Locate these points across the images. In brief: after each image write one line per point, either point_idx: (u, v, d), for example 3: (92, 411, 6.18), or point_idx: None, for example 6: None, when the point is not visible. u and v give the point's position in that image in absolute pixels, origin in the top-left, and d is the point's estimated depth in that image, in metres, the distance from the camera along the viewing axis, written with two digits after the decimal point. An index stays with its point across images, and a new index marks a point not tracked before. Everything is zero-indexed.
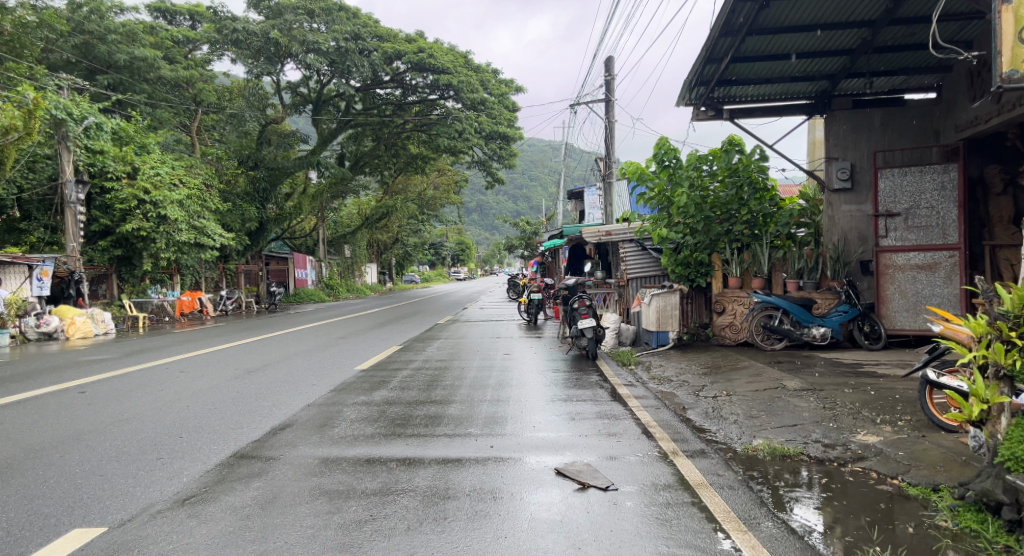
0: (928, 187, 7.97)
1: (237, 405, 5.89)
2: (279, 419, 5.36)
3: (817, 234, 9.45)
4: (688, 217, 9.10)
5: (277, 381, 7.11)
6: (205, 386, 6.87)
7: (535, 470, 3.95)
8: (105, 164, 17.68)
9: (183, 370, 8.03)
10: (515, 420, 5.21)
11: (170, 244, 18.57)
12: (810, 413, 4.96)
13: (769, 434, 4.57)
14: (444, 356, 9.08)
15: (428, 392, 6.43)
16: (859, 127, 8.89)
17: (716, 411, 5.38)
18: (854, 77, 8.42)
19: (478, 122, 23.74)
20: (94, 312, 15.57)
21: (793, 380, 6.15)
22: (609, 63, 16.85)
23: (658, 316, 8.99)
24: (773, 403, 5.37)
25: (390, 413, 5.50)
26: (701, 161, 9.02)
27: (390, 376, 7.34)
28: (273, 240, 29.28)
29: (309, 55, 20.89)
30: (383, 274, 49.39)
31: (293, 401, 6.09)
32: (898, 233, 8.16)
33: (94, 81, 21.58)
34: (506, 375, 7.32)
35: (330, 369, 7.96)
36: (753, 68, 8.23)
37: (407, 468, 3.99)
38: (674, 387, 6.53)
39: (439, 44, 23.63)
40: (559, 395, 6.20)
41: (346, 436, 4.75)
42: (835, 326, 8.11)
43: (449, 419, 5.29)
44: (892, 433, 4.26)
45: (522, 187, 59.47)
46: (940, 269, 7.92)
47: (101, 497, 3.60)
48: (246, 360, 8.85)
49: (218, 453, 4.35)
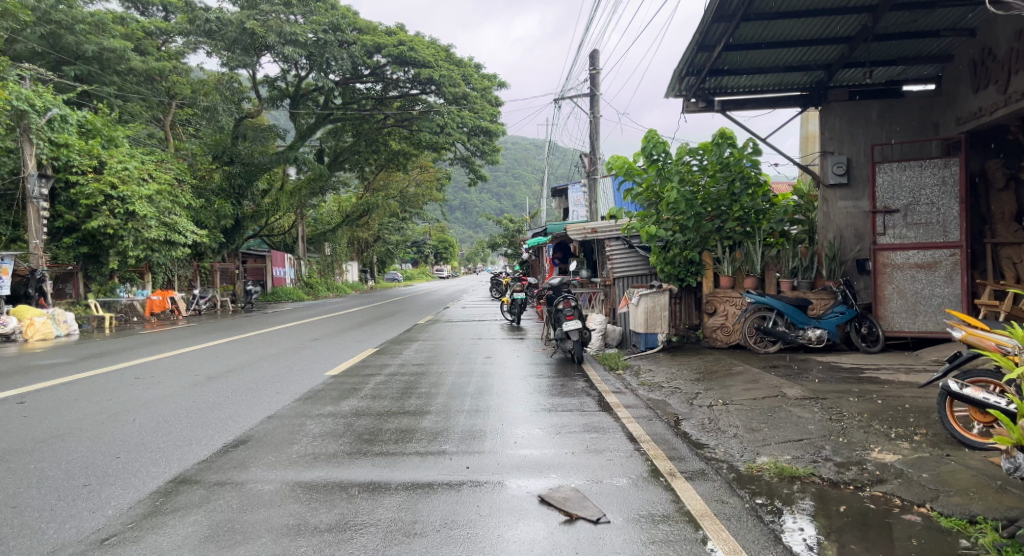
0: (929, 182, 7.63)
1: (190, 418, 5.33)
2: (232, 434, 4.81)
3: (810, 232, 9.10)
4: (678, 214, 8.65)
5: (238, 388, 6.56)
6: (160, 394, 6.29)
7: (516, 498, 3.47)
8: (70, 158, 16.86)
9: (139, 374, 7.41)
10: (494, 435, 4.73)
11: (139, 242, 17.70)
12: (816, 426, 4.54)
13: (774, 451, 4.14)
14: (421, 360, 8.57)
15: (402, 401, 5.92)
16: (856, 120, 8.60)
17: (713, 423, 4.95)
18: (851, 68, 8.07)
19: (460, 117, 23.12)
20: (56, 313, 14.76)
21: (793, 387, 5.73)
22: (595, 57, 16.44)
23: (647, 318, 8.55)
24: (775, 414, 4.96)
25: (357, 427, 4.99)
26: (691, 155, 8.62)
27: (361, 383, 6.81)
28: (250, 237, 28.45)
29: (286, 47, 20.07)
30: (364, 273, 48.61)
31: (253, 413, 5.54)
32: (897, 230, 7.82)
33: (60, 73, 20.65)
34: (487, 381, 6.84)
35: (299, 375, 7.41)
36: (746, 57, 7.85)
37: (371, 496, 3.50)
38: (666, 395, 6.09)
39: (419, 37, 22.98)
40: (544, 405, 5.72)
41: (306, 455, 4.23)
42: (832, 327, 7.76)
43: (421, 433, 4.78)
44: (910, 450, 3.85)
45: (506, 186, 59.03)
46: (940, 268, 7.58)
47: (6, 536, 3.06)
48: (210, 364, 8.26)
49: (157, 476, 3.82)
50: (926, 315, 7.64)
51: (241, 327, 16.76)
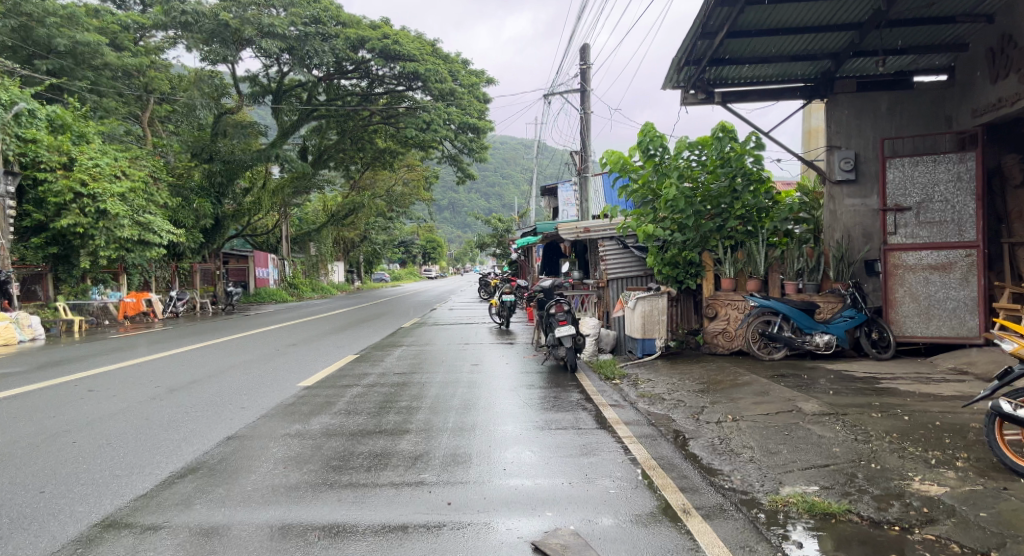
0: (942, 178, 7.19)
1: (138, 439, 4.72)
2: (182, 459, 4.21)
3: (815, 231, 8.65)
4: (677, 213, 8.16)
5: (200, 403, 5.93)
6: (112, 410, 5.64)
7: (504, 546, 2.93)
8: (38, 154, 16.08)
9: (93, 386, 6.74)
10: (481, 460, 4.18)
11: (111, 241, 16.87)
12: (841, 448, 4.04)
13: (799, 480, 3.64)
14: (403, 369, 7.98)
15: (379, 418, 5.35)
16: (864, 112, 8.11)
17: (724, 444, 4.44)
18: (861, 57, 7.62)
19: (447, 113, 22.52)
20: (19, 317, 14.00)
21: (808, 401, 5.24)
22: (586, 51, 15.94)
23: (644, 322, 8.03)
24: (792, 433, 4.45)
25: (326, 450, 4.41)
26: (690, 150, 8.14)
27: (335, 397, 6.21)
28: (231, 236, 27.67)
29: (265, 40, 19.43)
30: (351, 273, 47.92)
31: (210, 433, 4.92)
32: (908, 229, 7.38)
33: (31, 66, 19.78)
34: (474, 394, 6.28)
35: (268, 386, 6.80)
36: (749, 44, 7.38)
37: (334, 544, 2.95)
38: (669, 409, 5.56)
39: (405, 32, 22.31)
40: (536, 422, 5.17)
41: (263, 486, 3.66)
42: (841, 332, 7.28)
43: (398, 458, 4.22)
44: (958, 481, 3.37)
45: (494, 185, 58.19)
46: (955, 269, 7.14)
47: None
48: (175, 373, 7.61)
49: (80, 519, 3.24)
50: (939, 319, 7.20)
51: (239, 328, 16.43)
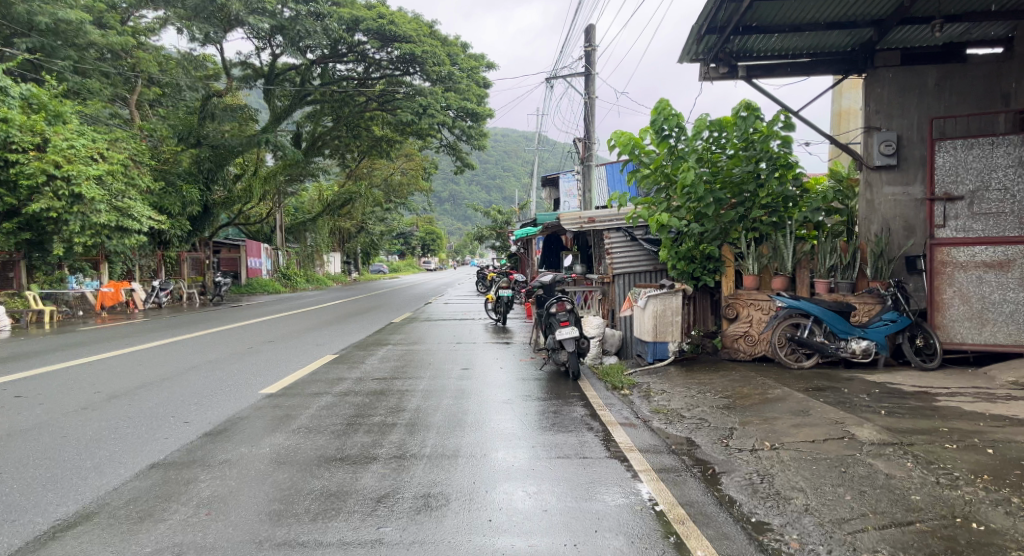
0: (1001, 163, 6.28)
1: (38, 467, 3.75)
2: (83, 499, 3.29)
3: (848, 223, 7.73)
4: (694, 200, 7.24)
5: (138, 416, 4.98)
6: (28, 424, 4.69)
7: None
8: (9, 134, 14.67)
9: (21, 393, 5.76)
10: (461, 505, 3.26)
11: (86, 227, 15.81)
12: (922, 497, 3.15)
13: (877, 546, 2.74)
14: (385, 373, 7.07)
15: (345, 439, 4.44)
16: (909, 89, 7.18)
17: (765, 481, 3.56)
18: (908, 25, 6.75)
19: (444, 98, 21.48)
20: None
21: (860, 424, 4.35)
22: (591, 32, 14.95)
23: (655, 323, 7.11)
24: (850, 470, 3.57)
25: (268, 486, 3.50)
26: (710, 130, 7.20)
27: (298, 409, 5.31)
28: (223, 225, 26.62)
29: (254, 17, 18.38)
30: (348, 264, 46.85)
31: (135, 456, 4.01)
32: (959, 221, 6.46)
33: (10, 44, 18.48)
34: (462, 407, 5.37)
35: (225, 395, 5.87)
36: (780, 9, 6.45)
37: None
38: (690, 430, 4.67)
39: (401, 12, 21.17)
40: (533, 446, 4.27)
41: (168, 547, 2.75)
42: (880, 339, 6.41)
43: (355, 500, 3.31)
44: None
45: (495, 177, 57.13)
46: (1014, 268, 6.23)
47: None
48: (124, 376, 6.65)
49: None
50: (995, 324, 6.32)
51: (226, 320, 15.38)
